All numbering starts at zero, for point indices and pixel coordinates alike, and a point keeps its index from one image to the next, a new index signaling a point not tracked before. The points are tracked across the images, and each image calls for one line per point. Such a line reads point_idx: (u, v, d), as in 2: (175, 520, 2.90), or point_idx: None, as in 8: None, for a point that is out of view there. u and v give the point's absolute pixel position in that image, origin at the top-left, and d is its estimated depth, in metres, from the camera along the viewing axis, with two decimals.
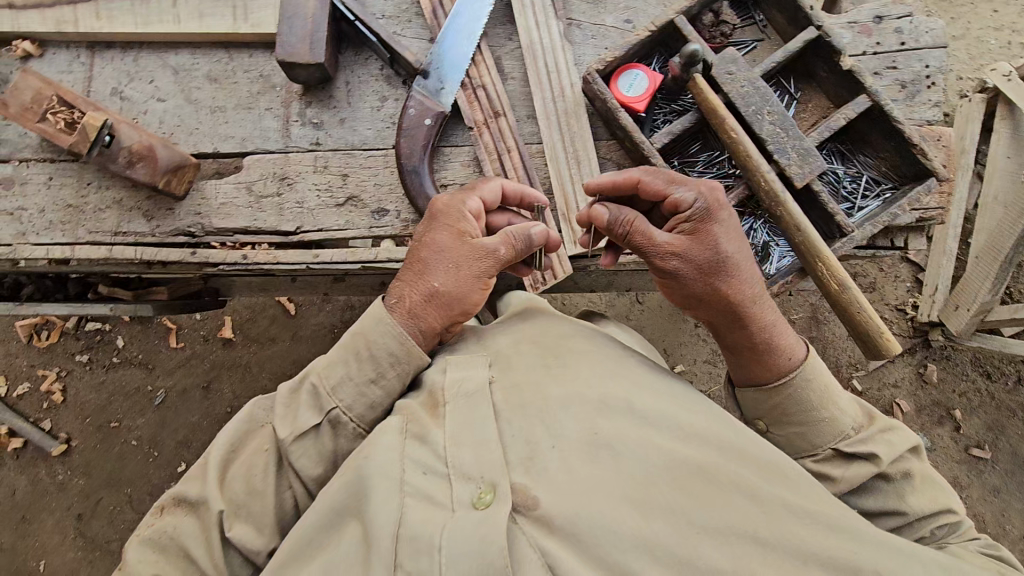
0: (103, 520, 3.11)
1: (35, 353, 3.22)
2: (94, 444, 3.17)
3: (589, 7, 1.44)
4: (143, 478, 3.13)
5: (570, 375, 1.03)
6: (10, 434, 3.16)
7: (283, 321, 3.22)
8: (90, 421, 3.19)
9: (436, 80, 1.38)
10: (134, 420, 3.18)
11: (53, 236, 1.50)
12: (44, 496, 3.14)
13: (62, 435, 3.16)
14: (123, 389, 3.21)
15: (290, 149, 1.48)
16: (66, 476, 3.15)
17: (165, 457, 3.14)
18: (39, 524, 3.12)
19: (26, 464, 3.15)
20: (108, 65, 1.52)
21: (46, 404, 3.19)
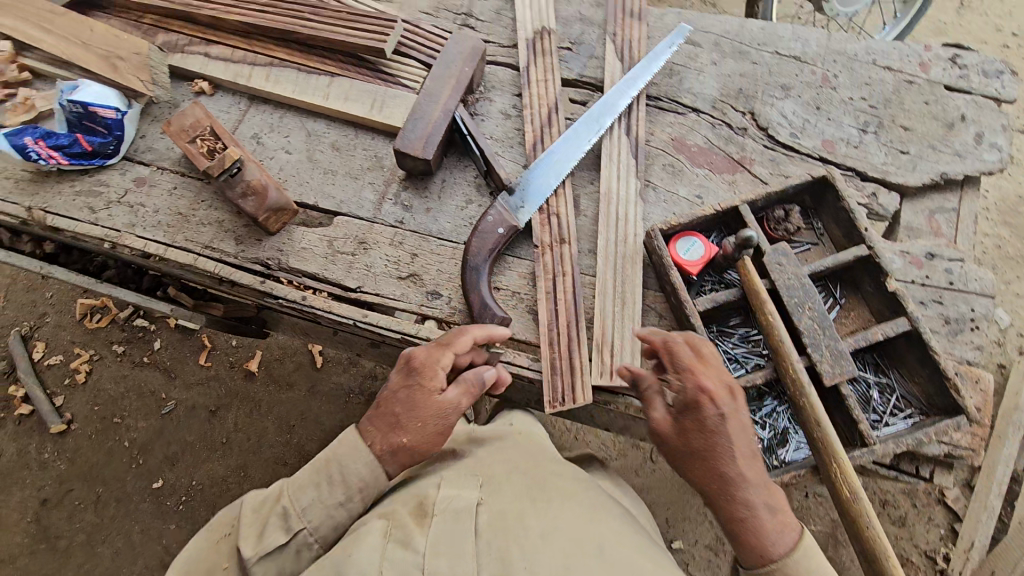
0: (63, 513, 3.20)
1: (83, 333, 3.57)
2: (91, 434, 3.34)
3: (667, 177, 1.62)
4: (118, 482, 3.24)
5: (552, 512, 1.09)
6: (25, 399, 3.43)
7: (307, 370, 3.41)
8: (97, 410, 3.40)
9: (518, 199, 1.56)
10: (136, 421, 3.36)
11: (154, 234, 1.71)
12: (24, 469, 3.29)
13: (67, 416, 3.38)
14: (139, 388, 3.43)
15: (377, 220, 1.67)
16: (51, 456, 3.30)
17: (148, 467, 3.27)
18: (8, 495, 3.24)
19: (25, 433, 3.36)
20: (260, 115, 1.82)
21: (67, 381, 3.46)
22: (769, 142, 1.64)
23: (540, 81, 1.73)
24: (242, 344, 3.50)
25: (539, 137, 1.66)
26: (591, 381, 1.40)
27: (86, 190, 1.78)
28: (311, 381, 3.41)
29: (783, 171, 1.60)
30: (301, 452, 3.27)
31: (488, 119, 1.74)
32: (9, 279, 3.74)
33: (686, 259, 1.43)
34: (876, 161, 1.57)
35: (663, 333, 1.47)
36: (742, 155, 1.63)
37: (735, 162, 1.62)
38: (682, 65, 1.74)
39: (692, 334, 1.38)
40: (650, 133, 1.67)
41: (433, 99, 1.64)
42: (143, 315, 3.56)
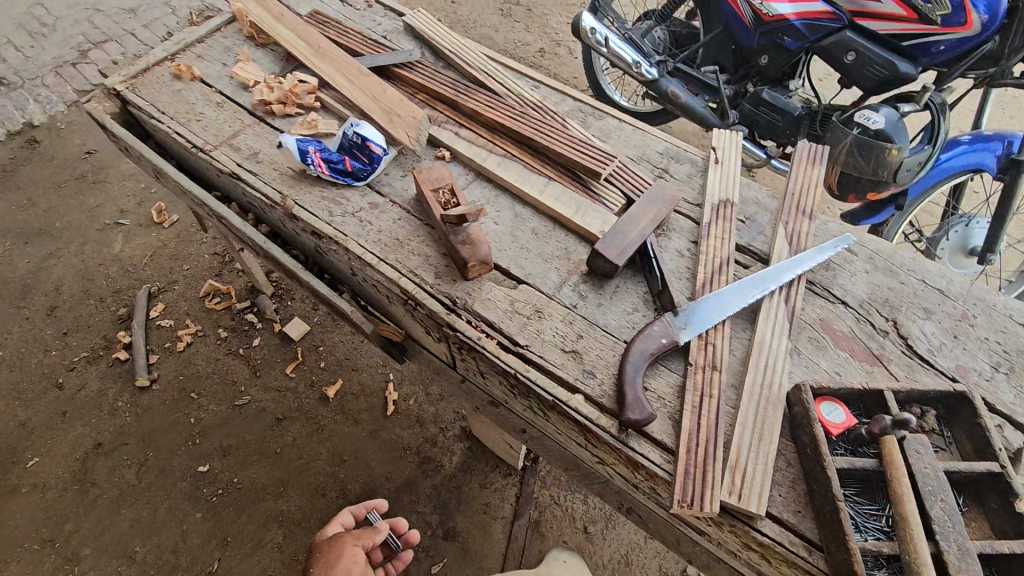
0: (110, 463, 3.39)
1: (200, 310, 3.96)
2: (167, 400, 3.60)
3: (812, 347, 1.85)
4: (170, 453, 3.41)
5: None
6: (126, 348, 3.80)
7: (377, 414, 3.58)
8: (180, 380, 3.68)
9: (683, 321, 1.82)
10: (209, 403, 3.59)
11: (372, 248, 2.06)
12: (98, 409, 3.57)
13: (151, 375, 3.67)
14: (224, 375, 3.70)
15: (555, 298, 1.95)
16: (123, 406, 3.58)
17: (200, 449, 3.43)
18: (75, 427, 3.50)
19: (112, 378, 3.68)
20: (482, 189, 2.23)
21: (167, 345, 3.81)
22: (908, 350, 1.86)
23: (718, 236, 2.06)
24: (328, 368, 3.74)
25: (709, 279, 1.96)
26: (719, 496, 1.53)
27: (331, 197, 2.18)
28: (374, 426, 3.55)
29: (917, 378, 1.80)
30: (342, 488, 3.32)
31: (666, 251, 2.07)
32: (161, 245, 4.28)
33: (829, 420, 1.60)
34: (1005, 398, 1.75)
35: (789, 478, 1.60)
36: (882, 352, 1.85)
37: (874, 356, 1.84)
38: (838, 264, 2.05)
39: (822, 486, 1.51)
40: (803, 308, 1.93)
41: (633, 223, 1.99)
42: (256, 312, 3.93)
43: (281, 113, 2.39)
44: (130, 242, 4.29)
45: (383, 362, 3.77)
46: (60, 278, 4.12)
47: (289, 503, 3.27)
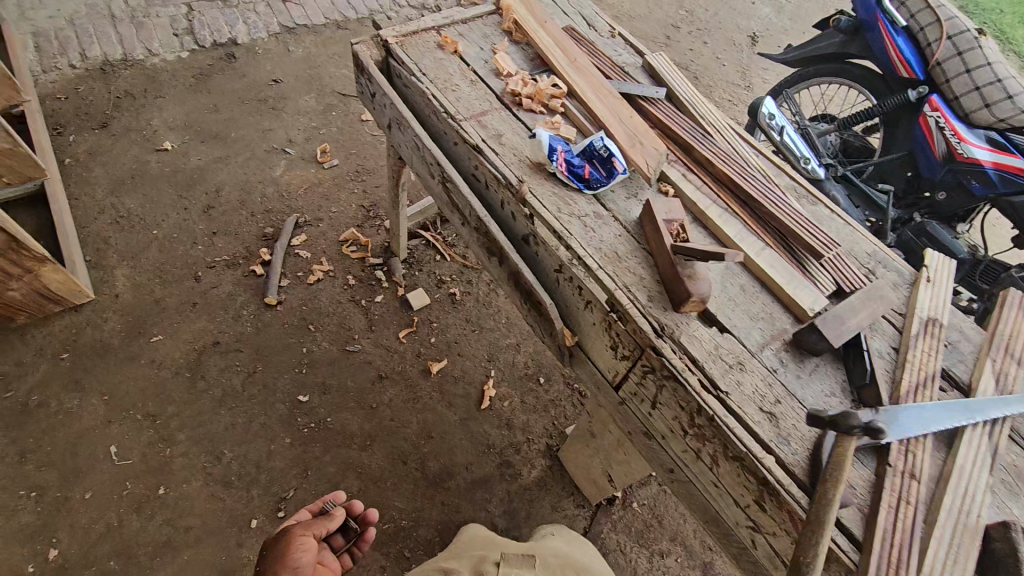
0: (223, 362, 3.57)
1: (335, 252, 4.17)
2: (286, 323, 3.78)
3: (1007, 492, 1.83)
4: (277, 373, 3.57)
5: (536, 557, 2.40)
6: (263, 265, 4.02)
7: (470, 404, 3.58)
8: (302, 309, 3.85)
9: (890, 419, 1.76)
10: (323, 340, 3.74)
11: (593, 253, 2.15)
12: (225, 311, 3.78)
13: (281, 296, 3.87)
14: (342, 319, 3.85)
15: (758, 356, 1.98)
16: (248, 315, 3.78)
17: (305, 379, 3.57)
18: (202, 319, 3.72)
19: (243, 286, 3.90)
20: (699, 232, 2.30)
21: (298, 275, 4.01)
22: None
23: (925, 352, 2.07)
24: (437, 344, 3.82)
25: (913, 389, 1.95)
26: None
27: (562, 195, 2.29)
28: (466, 415, 3.55)
29: None
30: (423, 461, 3.36)
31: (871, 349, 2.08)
32: (316, 182, 4.53)
33: None
34: None
35: None
36: None
37: None
38: None
39: None
40: (1003, 450, 1.90)
41: (852, 311, 2.01)
42: (386, 272, 4.09)
43: (527, 108, 2.56)
44: (290, 171, 4.56)
45: (488, 356, 3.80)
46: (222, 183, 4.42)
47: (371, 458, 3.33)
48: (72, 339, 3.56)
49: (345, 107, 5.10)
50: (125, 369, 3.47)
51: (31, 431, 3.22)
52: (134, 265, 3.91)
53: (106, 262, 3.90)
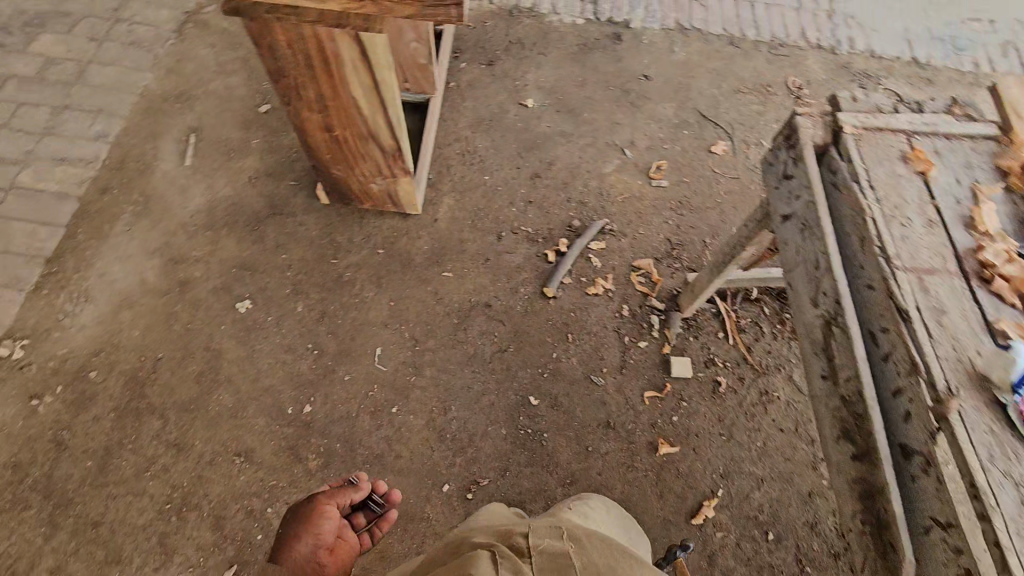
0: (487, 327, 3.84)
1: (623, 275, 4.09)
2: (551, 321, 3.88)
3: None
4: (523, 364, 3.69)
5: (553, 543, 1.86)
6: (556, 254, 4.18)
7: (679, 508, 3.24)
8: (569, 315, 3.91)
9: None
10: (574, 355, 3.74)
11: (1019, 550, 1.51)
12: (509, 282, 4.05)
13: (558, 292, 3.99)
14: (600, 344, 3.79)
15: None
16: (524, 295, 3.99)
17: (543, 385, 3.61)
18: (489, 279, 4.04)
19: (530, 264, 4.12)
20: None
21: (581, 280, 4.06)
22: None
23: None
24: (677, 426, 3.47)
25: None
26: None
27: (1005, 439, 1.65)
28: (670, 516, 3.23)
29: None
30: None
31: None
32: (637, 195, 4.41)
33: None
34: None
35: None
36: None
37: None
38: None
39: None
40: None
41: None
42: (661, 321, 3.85)
43: (996, 291, 1.91)
44: (618, 173, 4.51)
45: (722, 470, 3.35)
46: (555, 158, 4.56)
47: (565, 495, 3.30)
48: (391, 241, 4.13)
49: (699, 129, 4.78)
50: (415, 288, 3.96)
51: (336, 299, 3.87)
52: (459, 202, 4.32)
53: (440, 189, 4.36)
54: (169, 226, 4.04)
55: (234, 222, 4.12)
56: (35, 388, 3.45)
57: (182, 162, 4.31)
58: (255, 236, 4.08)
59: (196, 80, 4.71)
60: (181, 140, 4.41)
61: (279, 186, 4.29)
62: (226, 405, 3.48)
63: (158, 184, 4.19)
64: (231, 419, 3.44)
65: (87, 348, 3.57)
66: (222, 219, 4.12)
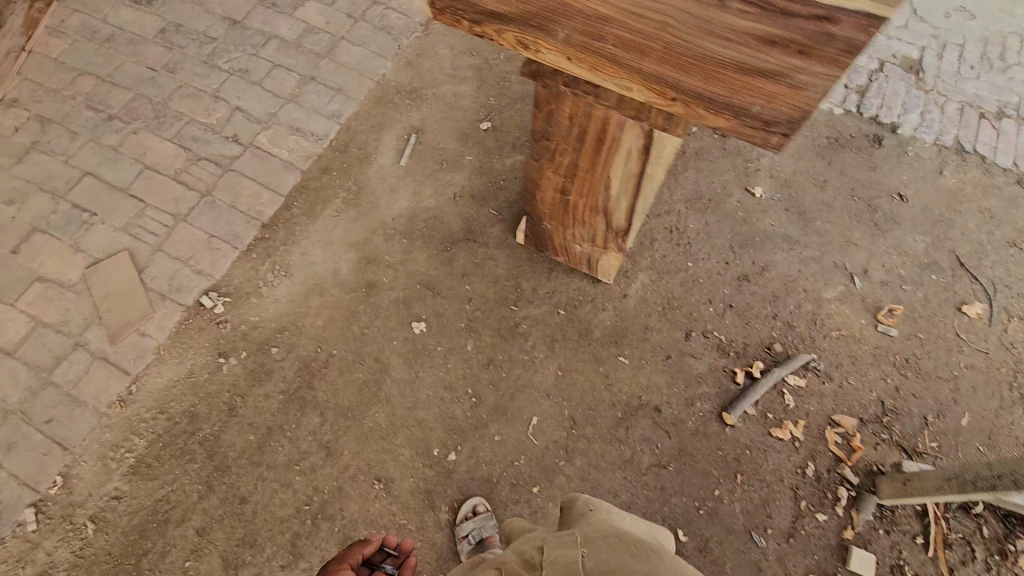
0: (653, 435, 3.61)
1: (818, 426, 3.71)
2: (723, 453, 3.59)
3: None
4: (683, 491, 3.47)
5: None
6: (744, 375, 3.83)
7: None
8: (745, 453, 3.60)
9: None
10: (739, 502, 3.46)
11: None
12: (686, 391, 3.76)
13: (738, 422, 3.67)
14: (771, 499, 3.48)
15: None
16: (699, 412, 3.70)
17: (700, 522, 3.41)
18: (666, 382, 3.77)
19: (714, 377, 3.81)
20: None
21: (765, 416, 3.71)
22: None
23: None
24: None
25: None
26: None
27: None
28: None
29: None
30: None
31: None
32: (857, 336, 4.01)
33: None
34: None
35: None
36: None
37: None
38: None
39: None
40: None
41: None
42: (847, 497, 3.49)
43: None
44: (839, 303, 4.11)
45: None
46: (770, 265, 4.22)
47: None
48: (574, 304, 3.97)
49: (951, 279, 4.21)
50: (587, 363, 3.79)
51: (507, 350, 3.78)
52: (655, 286, 4.07)
53: (638, 264, 4.14)
54: (372, 223, 4.11)
55: (430, 237, 4.11)
56: (225, 345, 3.61)
57: (398, 162, 4.36)
58: (447, 257, 4.05)
59: (430, 79, 4.72)
60: (403, 139, 4.45)
61: (480, 212, 4.23)
62: (380, 425, 3.50)
63: (373, 178, 4.27)
64: (383, 441, 3.46)
65: (275, 323, 3.71)
66: (420, 230, 4.13)
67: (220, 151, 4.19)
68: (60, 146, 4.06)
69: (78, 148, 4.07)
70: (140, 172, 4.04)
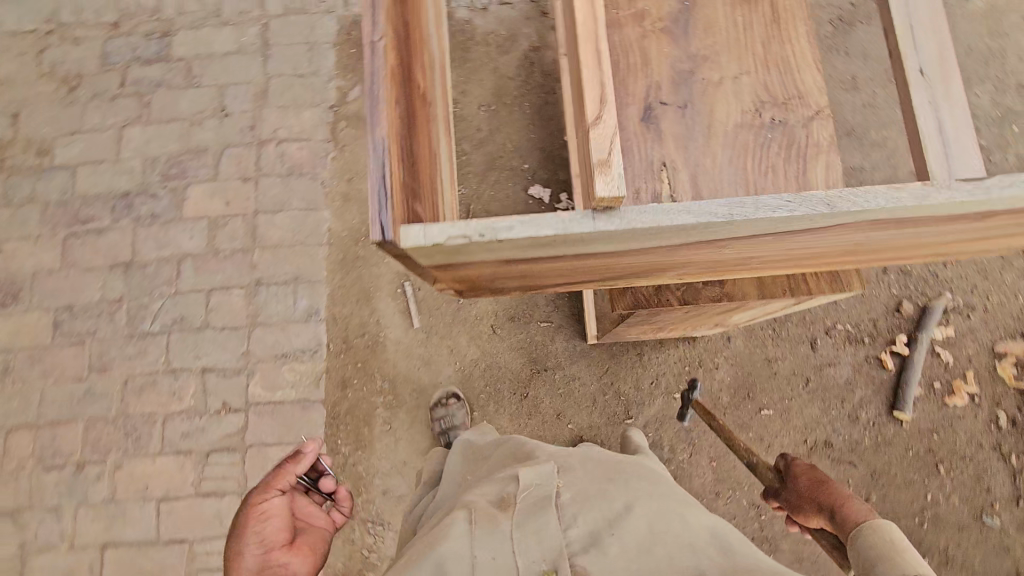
0: (835, 469, 3.35)
1: (985, 367, 3.40)
2: (912, 449, 3.34)
3: None
4: (895, 512, 3.27)
5: (619, 488, 1.89)
6: (890, 354, 3.44)
7: None
8: (931, 438, 3.34)
9: None
10: (953, 491, 3.28)
11: None
12: (842, 404, 3.41)
13: (911, 412, 3.37)
14: (980, 471, 3.29)
15: None
16: (866, 420, 3.39)
17: (926, 534, 3.24)
18: (818, 406, 3.41)
19: (863, 376, 3.43)
20: None
21: (932, 387, 3.40)
22: None
23: None
24: None
25: None
26: None
27: None
28: None
29: None
30: None
31: None
32: None
33: None
34: None
35: None
36: None
37: None
38: None
39: None
40: None
41: None
42: None
43: None
44: None
45: None
46: None
47: None
48: (685, 379, 3.49)
49: None
50: (733, 437, 3.40)
51: None
52: None
53: None
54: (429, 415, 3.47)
55: (498, 393, 3.51)
56: None
57: (411, 326, 3.60)
58: (530, 406, 3.49)
59: None
60: (400, 295, 3.65)
61: (529, 333, 3.56)
62: None
63: (398, 361, 3.56)
64: None
65: None
66: (482, 391, 3.52)
67: (224, 432, 3.47)
68: (53, 533, 3.35)
69: (73, 523, 3.36)
70: (158, 509, 3.36)
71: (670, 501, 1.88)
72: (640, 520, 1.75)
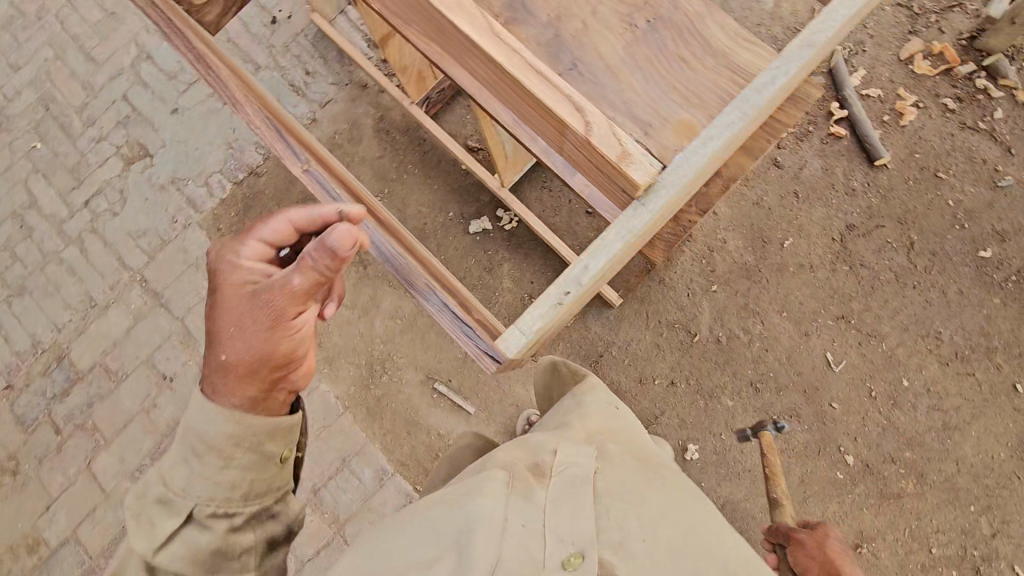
0: (874, 242, 3.42)
1: (907, 74, 3.57)
2: (910, 177, 3.47)
3: None
4: (940, 234, 3.40)
5: (650, 491, 1.56)
6: (836, 122, 3.55)
7: None
8: (917, 157, 3.49)
9: None
10: (964, 183, 3.44)
11: None
12: (835, 188, 3.50)
13: (886, 150, 3.48)
14: (969, 152, 3.46)
15: None
16: (862, 186, 3.49)
17: (974, 231, 3.40)
18: (821, 204, 3.49)
19: (831, 155, 3.52)
20: None
21: (885, 120, 3.54)
22: None
23: None
24: None
25: None
26: None
27: None
28: None
29: None
30: None
31: None
32: None
33: None
34: None
35: None
36: None
37: None
38: None
39: None
40: None
41: None
42: (985, 79, 3.53)
43: None
44: None
45: None
46: None
47: None
48: (709, 270, 3.47)
49: None
50: (782, 282, 3.43)
51: (745, 362, 3.37)
52: None
53: None
54: None
55: None
56: None
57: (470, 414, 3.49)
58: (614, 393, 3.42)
59: (356, 342, 3.62)
60: (439, 399, 3.52)
61: (564, 339, 3.48)
62: None
63: None
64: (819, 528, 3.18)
65: None
66: None
67: None
68: None
69: None
70: None
71: (694, 508, 1.58)
72: (667, 522, 1.47)
